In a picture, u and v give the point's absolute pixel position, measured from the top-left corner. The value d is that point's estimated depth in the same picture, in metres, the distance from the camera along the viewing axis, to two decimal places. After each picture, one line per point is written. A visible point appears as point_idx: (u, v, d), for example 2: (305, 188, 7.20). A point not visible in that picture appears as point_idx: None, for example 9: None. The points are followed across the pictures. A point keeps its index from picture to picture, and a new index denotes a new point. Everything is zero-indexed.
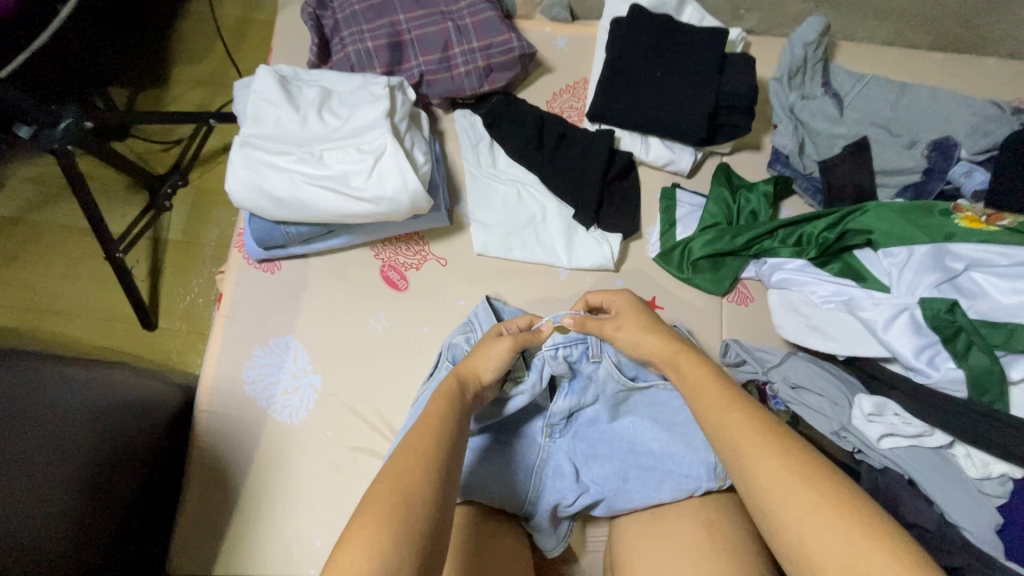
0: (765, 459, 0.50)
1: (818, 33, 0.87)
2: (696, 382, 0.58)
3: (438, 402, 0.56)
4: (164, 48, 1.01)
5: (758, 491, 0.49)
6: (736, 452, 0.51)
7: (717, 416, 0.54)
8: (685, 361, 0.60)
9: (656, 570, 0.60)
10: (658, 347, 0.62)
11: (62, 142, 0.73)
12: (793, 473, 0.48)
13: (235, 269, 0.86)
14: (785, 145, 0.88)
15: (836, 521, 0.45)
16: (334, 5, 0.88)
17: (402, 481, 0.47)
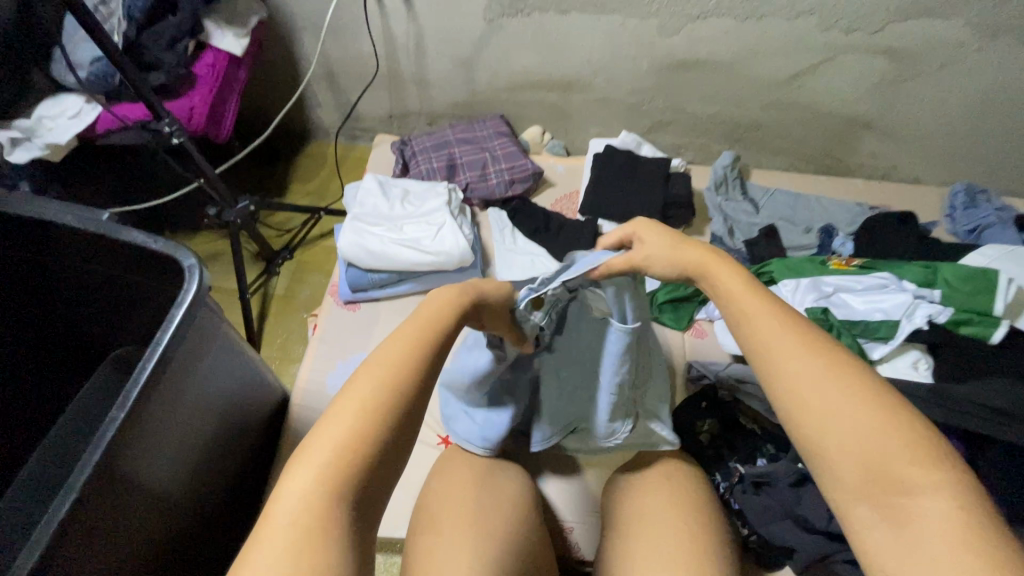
0: (794, 355, 0.49)
1: (731, 160, 1.31)
2: (733, 288, 0.57)
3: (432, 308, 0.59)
4: (288, 173, 1.48)
5: (782, 385, 0.48)
6: (762, 350, 0.51)
7: (741, 314, 0.54)
8: (719, 269, 0.60)
9: (635, 500, 0.83)
10: (690, 258, 0.63)
11: (237, 218, 1.14)
12: (820, 367, 0.48)
13: (328, 307, 1.18)
14: (718, 229, 1.25)
15: (861, 412, 0.45)
16: (412, 144, 1.35)
17: (400, 359, 0.51)
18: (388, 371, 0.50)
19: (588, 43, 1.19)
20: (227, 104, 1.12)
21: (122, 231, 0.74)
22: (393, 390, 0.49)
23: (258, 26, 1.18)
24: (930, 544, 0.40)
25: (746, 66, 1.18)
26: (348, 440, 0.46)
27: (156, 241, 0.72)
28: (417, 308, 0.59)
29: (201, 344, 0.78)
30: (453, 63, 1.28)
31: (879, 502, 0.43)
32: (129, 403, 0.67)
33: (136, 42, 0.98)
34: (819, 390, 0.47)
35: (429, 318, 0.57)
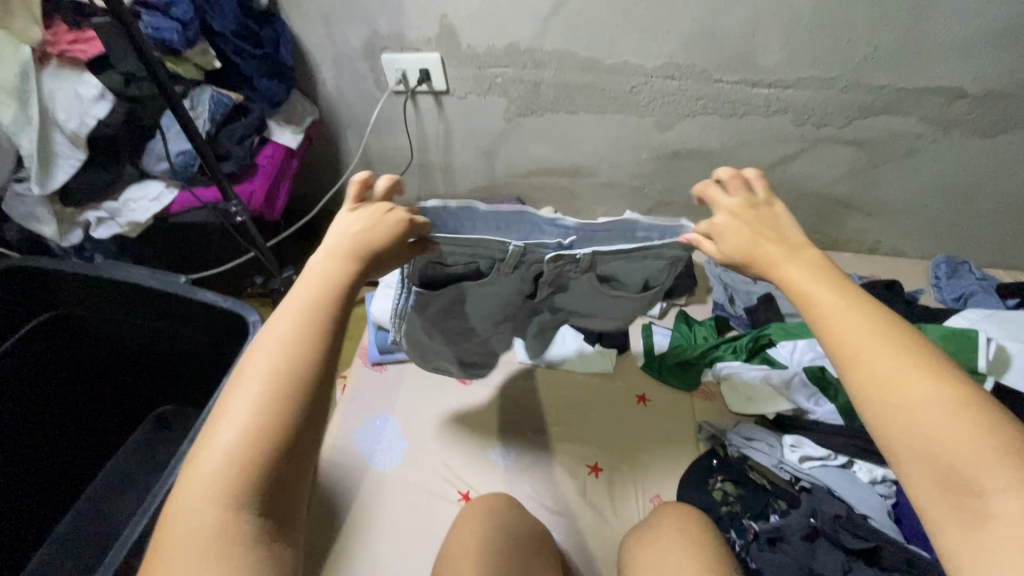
0: (878, 350, 0.51)
1: None
2: (803, 284, 0.57)
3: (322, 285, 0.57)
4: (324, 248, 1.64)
5: (864, 378, 0.50)
6: (845, 342, 0.52)
7: (822, 306, 0.55)
8: (801, 261, 0.60)
9: (651, 551, 0.87)
10: (773, 245, 0.61)
11: (281, 286, 1.27)
12: (909, 363, 0.49)
13: (357, 368, 1.27)
14: (719, 298, 1.36)
15: (949, 410, 0.46)
16: None
17: (288, 360, 0.51)
18: (271, 376, 0.50)
19: (594, 137, 1.37)
20: (281, 187, 1.30)
21: (199, 292, 0.86)
22: (280, 393, 0.49)
23: (311, 125, 1.39)
24: (1001, 540, 0.42)
25: (733, 154, 1.34)
26: (236, 452, 0.47)
27: (227, 300, 0.84)
28: (294, 294, 0.56)
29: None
30: (476, 154, 1.47)
31: (954, 502, 0.45)
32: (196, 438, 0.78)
33: (214, 138, 1.16)
34: (889, 390, 0.49)
35: (312, 301, 0.55)
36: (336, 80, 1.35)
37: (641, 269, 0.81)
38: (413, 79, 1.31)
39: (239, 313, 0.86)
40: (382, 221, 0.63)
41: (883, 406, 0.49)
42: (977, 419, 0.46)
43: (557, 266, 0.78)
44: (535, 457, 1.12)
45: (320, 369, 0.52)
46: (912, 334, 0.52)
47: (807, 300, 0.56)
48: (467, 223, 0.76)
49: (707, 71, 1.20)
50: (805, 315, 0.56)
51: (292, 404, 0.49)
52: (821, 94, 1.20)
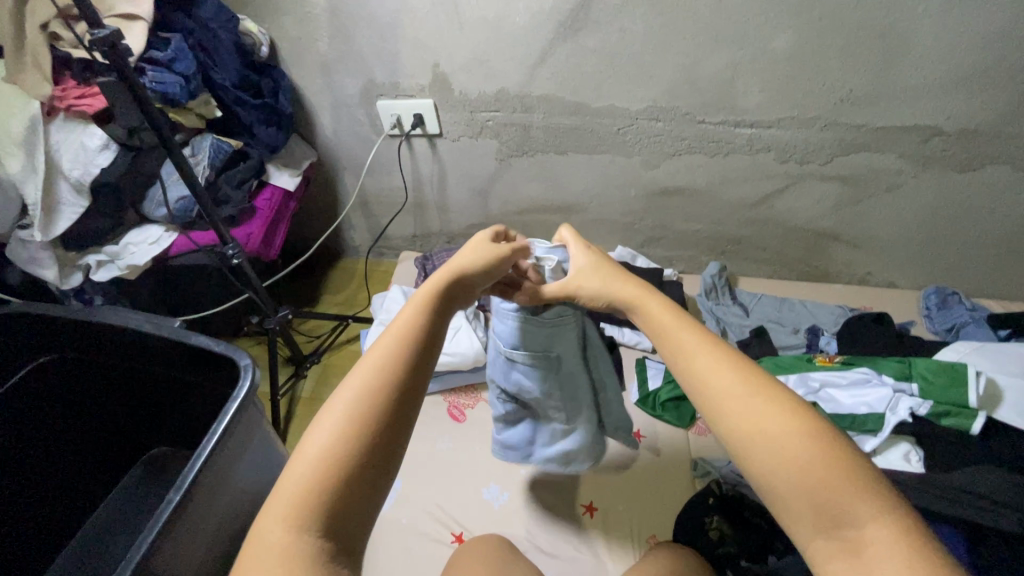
0: (736, 398, 0.56)
1: (718, 270, 1.46)
2: (673, 337, 0.64)
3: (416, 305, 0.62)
4: (323, 286, 1.66)
5: (734, 426, 0.55)
6: (711, 392, 0.58)
7: (688, 359, 0.61)
8: (656, 309, 0.67)
9: None
10: (628, 290, 0.70)
11: (276, 325, 1.28)
12: (765, 407, 0.55)
13: None
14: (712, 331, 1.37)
15: (806, 446, 0.52)
16: (433, 259, 1.53)
17: (387, 379, 0.55)
18: (365, 391, 0.54)
19: (584, 176, 1.41)
20: (278, 229, 1.33)
21: (193, 337, 0.87)
22: (367, 417, 0.53)
23: (308, 167, 1.43)
24: (881, 569, 0.45)
25: (720, 191, 1.38)
26: (324, 459, 0.50)
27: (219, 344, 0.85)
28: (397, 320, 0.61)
29: (248, 434, 0.89)
30: (470, 193, 1.50)
31: (833, 535, 0.48)
32: (187, 485, 0.78)
33: (214, 182, 1.19)
34: (760, 433, 0.54)
35: (411, 328, 0.60)
36: (334, 125, 1.40)
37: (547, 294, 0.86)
38: (408, 123, 1.36)
39: (231, 356, 0.86)
40: (475, 257, 0.71)
41: (754, 451, 0.53)
42: (833, 451, 0.51)
43: None
44: (528, 497, 1.10)
45: (405, 389, 0.56)
46: (766, 372, 0.59)
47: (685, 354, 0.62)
48: None
49: (690, 113, 1.24)
50: (680, 366, 0.62)
51: (376, 421, 0.53)
52: (802, 133, 1.24)
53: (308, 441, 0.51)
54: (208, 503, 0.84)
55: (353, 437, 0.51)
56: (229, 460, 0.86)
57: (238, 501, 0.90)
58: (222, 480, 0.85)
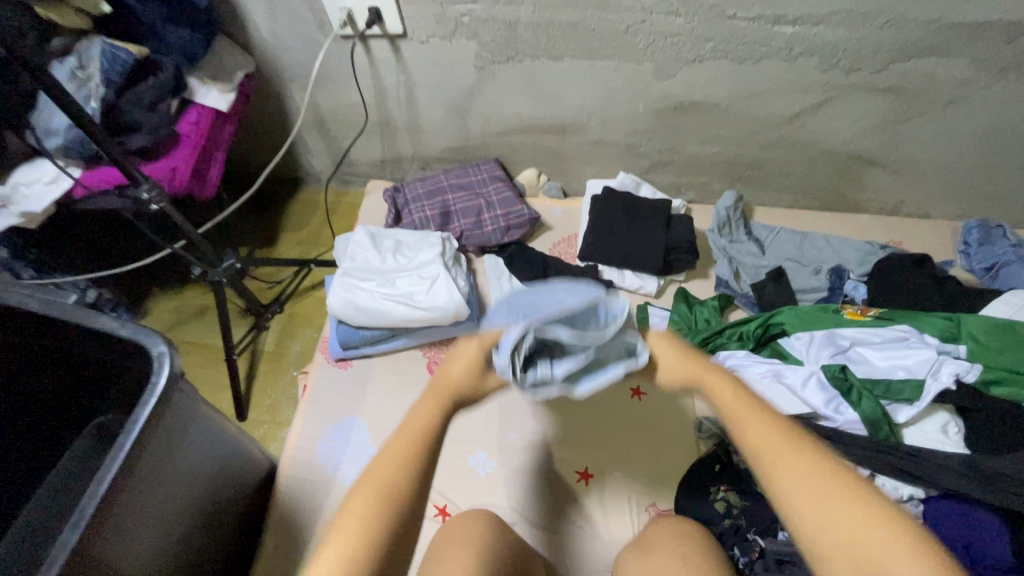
0: (786, 464, 0.53)
1: (734, 201, 1.27)
2: (724, 400, 0.58)
3: (427, 404, 0.57)
4: (281, 222, 1.46)
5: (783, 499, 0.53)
6: (761, 462, 0.54)
7: (738, 421, 0.56)
8: (708, 373, 0.60)
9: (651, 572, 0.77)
10: (684, 358, 0.61)
11: (222, 275, 1.10)
12: (812, 476, 0.52)
13: (318, 366, 1.14)
14: (724, 273, 1.22)
15: (854, 515, 0.50)
16: (404, 191, 1.31)
17: (395, 487, 0.53)
18: (370, 497, 0.52)
19: (583, 87, 1.16)
20: (212, 161, 1.09)
21: (91, 316, 0.68)
22: (374, 519, 0.52)
23: (244, 79, 1.15)
24: None
25: (745, 107, 1.15)
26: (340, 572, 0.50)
27: (124, 326, 0.66)
28: (403, 423, 0.56)
29: (178, 429, 0.73)
30: (445, 109, 1.25)
31: None
32: (86, 520, 0.59)
33: (117, 106, 0.94)
34: (815, 507, 0.51)
35: (410, 426, 0.56)
36: (270, 25, 1.11)
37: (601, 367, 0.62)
38: (362, 20, 1.08)
39: (140, 342, 0.67)
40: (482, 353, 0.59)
41: (809, 526, 0.51)
42: (886, 524, 0.50)
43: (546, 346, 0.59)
44: (517, 465, 1.01)
45: (414, 498, 0.54)
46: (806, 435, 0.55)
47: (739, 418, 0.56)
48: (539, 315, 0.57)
49: (719, 6, 0.98)
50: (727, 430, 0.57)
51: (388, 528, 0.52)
52: (855, 32, 0.99)
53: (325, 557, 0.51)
54: (139, 502, 0.69)
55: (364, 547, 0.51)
56: (158, 453, 0.70)
57: (178, 490, 0.76)
58: (153, 475, 0.70)
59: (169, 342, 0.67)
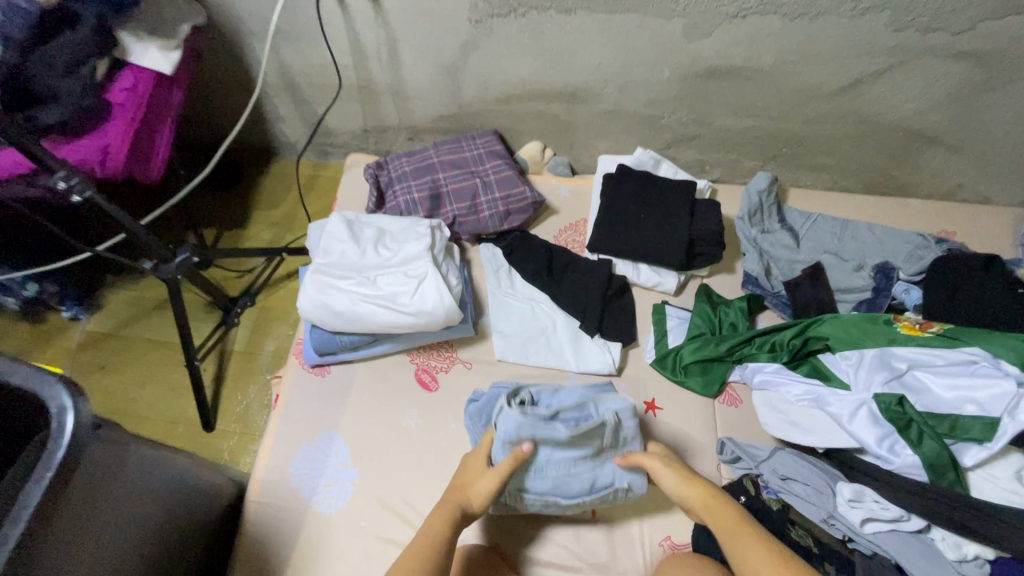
0: None
1: (767, 183, 1.10)
2: (723, 523, 0.74)
3: (440, 520, 0.77)
4: (251, 200, 1.29)
5: None
6: None
7: (733, 537, 0.72)
8: (715, 502, 0.76)
9: None
10: (693, 492, 0.78)
11: (175, 272, 0.95)
12: None
13: (291, 372, 1.01)
14: (753, 268, 1.07)
15: None
16: (388, 167, 1.14)
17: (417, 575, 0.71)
18: None
19: (599, 46, 0.97)
20: (158, 134, 0.92)
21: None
22: None
23: (192, 33, 0.96)
24: None
25: (790, 73, 0.97)
26: None
27: (21, 374, 0.52)
28: (422, 526, 0.77)
29: (104, 489, 0.60)
30: (434, 71, 1.07)
31: None
32: None
33: (24, 69, 0.75)
34: None
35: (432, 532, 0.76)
36: None
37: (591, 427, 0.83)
38: None
39: (35, 395, 0.52)
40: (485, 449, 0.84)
41: None
42: None
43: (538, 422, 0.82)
44: None
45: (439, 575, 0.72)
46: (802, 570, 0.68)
47: (725, 533, 0.73)
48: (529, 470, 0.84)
49: None
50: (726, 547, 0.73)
51: None
52: None
53: None
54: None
55: None
56: (73, 527, 0.55)
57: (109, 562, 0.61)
58: (71, 555, 0.55)
59: (71, 393, 0.52)
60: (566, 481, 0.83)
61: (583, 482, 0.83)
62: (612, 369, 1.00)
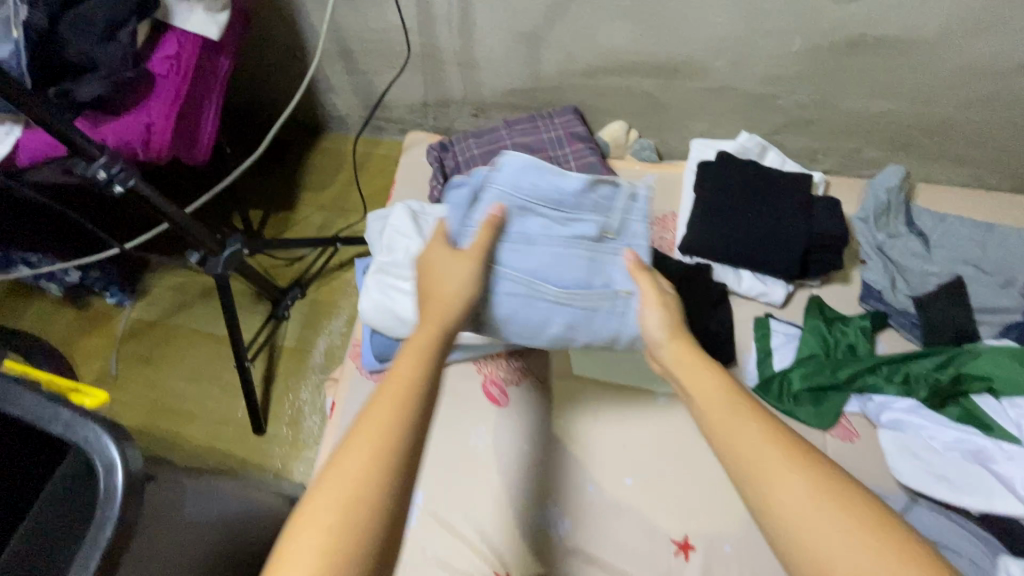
0: (788, 479, 0.43)
1: (900, 179, 0.94)
2: (705, 395, 0.53)
3: (420, 337, 0.52)
4: (299, 180, 1.19)
5: (788, 530, 0.42)
6: (753, 473, 0.45)
7: (717, 417, 0.50)
8: (703, 375, 0.55)
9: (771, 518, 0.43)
10: (668, 324, 0.62)
11: (224, 267, 0.86)
12: (822, 487, 0.42)
13: (348, 378, 0.92)
14: (876, 281, 0.92)
15: (880, 561, 0.39)
16: (454, 150, 1.01)
17: (388, 415, 0.45)
18: (377, 433, 0.44)
19: (716, 9, 0.81)
20: (205, 110, 0.81)
21: (16, 397, 0.43)
22: (393, 433, 0.44)
23: None
24: None
25: (955, 43, 0.79)
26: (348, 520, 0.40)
27: (67, 426, 0.42)
28: (394, 369, 0.49)
29: (158, 546, 0.50)
30: (511, 38, 0.92)
31: None
32: None
33: (56, 35, 0.65)
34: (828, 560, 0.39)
35: (405, 366, 0.49)
36: None
37: (586, 207, 0.74)
38: None
39: (83, 449, 0.42)
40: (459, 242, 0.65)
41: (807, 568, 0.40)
42: (904, 555, 0.39)
43: (544, 184, 0.73)
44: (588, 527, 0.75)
45: (423, 415, 0.47)
46: (823, 455, 0.46)
47: (709, 416, 0.50)
48: (507, 263, 0.70)
49: None
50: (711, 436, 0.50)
51: (389, 471, 0.43)
52: None
53: (291, 546, 0.40)
54: None
55: (378, 481, 0.42)
56: None
57: None
58: None
59: (121, 447, 0.42)
60: (556, 268, 0.71)
61: (574, 269, 0.71)
62: None
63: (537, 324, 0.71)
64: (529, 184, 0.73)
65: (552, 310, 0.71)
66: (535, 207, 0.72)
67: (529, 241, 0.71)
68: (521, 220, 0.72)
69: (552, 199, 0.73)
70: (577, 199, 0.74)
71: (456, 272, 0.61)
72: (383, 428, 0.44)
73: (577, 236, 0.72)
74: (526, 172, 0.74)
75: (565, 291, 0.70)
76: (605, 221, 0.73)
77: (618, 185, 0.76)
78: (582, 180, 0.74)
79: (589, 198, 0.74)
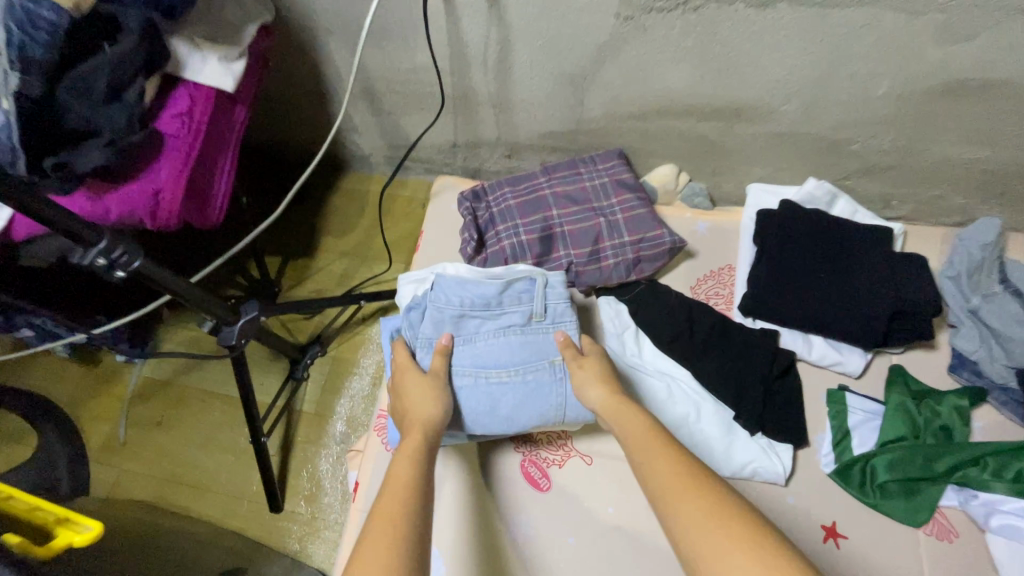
0: (689, 505, 0.49)
1: (996, 235, 0.82)
2: (634, 437, 0.58)
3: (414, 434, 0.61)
4: (319, 224, 1.11)
5: (692, 554, 0.47)
6: (663, 501, 0.51)
7: (634, 446, 0.57)
8: (621, 412, 0.62)
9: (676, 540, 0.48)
10: (601, 398, 0.64)
11: (239, 338, 0.77)
12: (713, 512, 0.48)
13: (373, 454, 0.81)
14: (971, 351, 0.80)
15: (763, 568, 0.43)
16: (488, 199, 0.93)
17: (393, 500, 0.52)
18: (388, 515, 0.50)
19: (793, 49, 0.71)
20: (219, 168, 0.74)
21: None
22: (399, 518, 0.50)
23: (258, 34, 0.76)
24: None
25: None
26: None
27: None
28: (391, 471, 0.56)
29: None
30: (554, 80, 0.83)
31: None
32: None
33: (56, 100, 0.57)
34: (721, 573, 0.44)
35: (408, 459, 0.57)
36: None
37: (523, 299, 0.76)
38: None
39: None
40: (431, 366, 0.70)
41: None
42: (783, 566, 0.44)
43: (495, 285, 0.76)
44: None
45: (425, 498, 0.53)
46: (715, 474, 0.53)
47: (630, 448, 0.57)
48: (456, 362, 0.72)
49: None
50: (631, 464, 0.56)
51: (410, 551, 0.47)
52: None
53: None
54: None
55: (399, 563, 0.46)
56: None
57: None
58: None
59: None
60: (493, 352, 0.72)
61: (512, 354, 0.72)
62: (782, 478, 0.77)
63: (487, 409, 0.70)
64: (461, 297, 0.75)
65: (504, 396, 0.70)
66: (477, 311, 0.75)
67: (476, 338, 0.73)
68: (460, 323, 0.74)
69: (479, 297, 0.75)
70: (500, 298, 0.76)
71: (422, 391, 0.66)
72: (395, 515, 0.50)
73: (522, 324, 0.74)
74: (469, 279, 0.77)
75: (508, 377, 0.71)
76: (532, 309, 0.75)
77: (534, 277, 0.77)
78: (522, 279, 0.77)
79: (509, 293, 0.76)
